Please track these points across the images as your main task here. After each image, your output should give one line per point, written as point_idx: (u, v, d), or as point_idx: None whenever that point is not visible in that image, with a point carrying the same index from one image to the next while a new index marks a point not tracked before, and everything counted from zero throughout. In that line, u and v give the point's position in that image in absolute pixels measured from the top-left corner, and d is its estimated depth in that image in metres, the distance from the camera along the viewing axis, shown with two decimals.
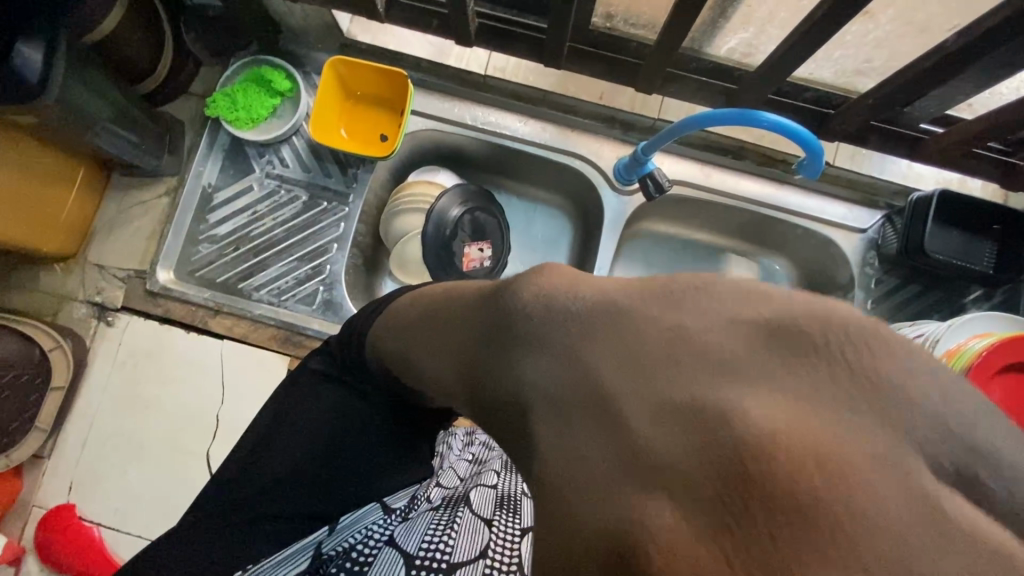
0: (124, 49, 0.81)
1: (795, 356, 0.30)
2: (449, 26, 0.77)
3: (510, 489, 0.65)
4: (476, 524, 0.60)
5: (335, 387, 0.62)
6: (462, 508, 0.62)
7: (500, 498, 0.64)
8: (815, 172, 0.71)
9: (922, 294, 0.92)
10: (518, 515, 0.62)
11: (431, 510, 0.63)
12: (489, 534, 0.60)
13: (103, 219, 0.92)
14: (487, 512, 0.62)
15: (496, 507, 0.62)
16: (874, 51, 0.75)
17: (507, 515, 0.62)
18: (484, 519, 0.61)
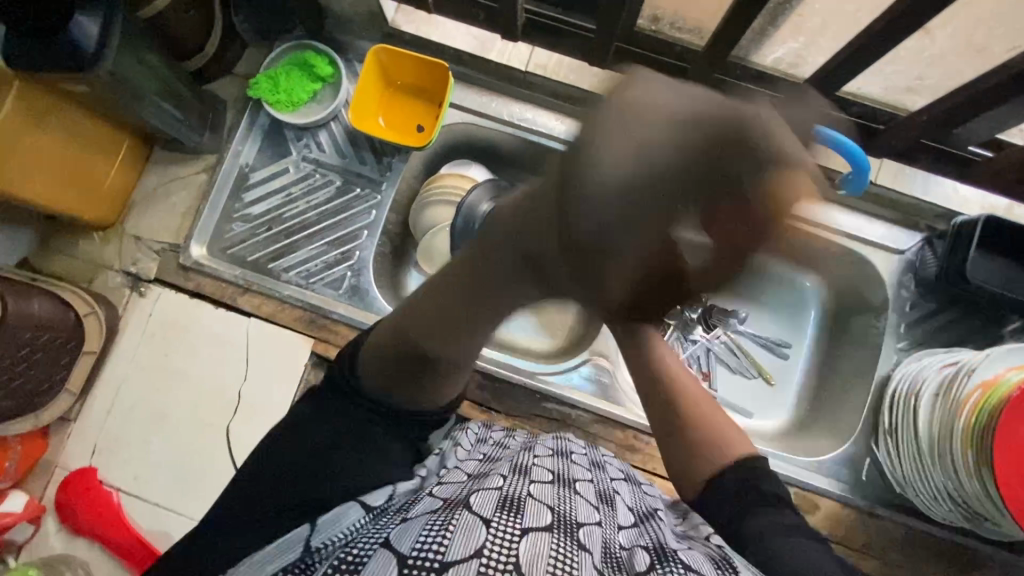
0: (176, 25, 0.82)
1: (720, 128, 0.41)
2: (497, 20, 0.77)
3: (515, 492, 0.51)
4: (473, 520, 0.44)
5: (339, 399, 0.66)
6: (459, 509, 0.47)
7: (502, 500, 0.48)
8: (858, 188, 0.71)
9: (959, 321, 0.89)
10: (522, 516, 0.46)
11: (424, 512, 0.48)
12: (486, 532, 0.43)
13: (142, 191, 0.94)
14: (488, 512, 0.46)
15: (498, 507, 0.47)
16: (927, 68, 0.73)
17: (509, 515, 0.46)
18: (482, 518, 0.44)
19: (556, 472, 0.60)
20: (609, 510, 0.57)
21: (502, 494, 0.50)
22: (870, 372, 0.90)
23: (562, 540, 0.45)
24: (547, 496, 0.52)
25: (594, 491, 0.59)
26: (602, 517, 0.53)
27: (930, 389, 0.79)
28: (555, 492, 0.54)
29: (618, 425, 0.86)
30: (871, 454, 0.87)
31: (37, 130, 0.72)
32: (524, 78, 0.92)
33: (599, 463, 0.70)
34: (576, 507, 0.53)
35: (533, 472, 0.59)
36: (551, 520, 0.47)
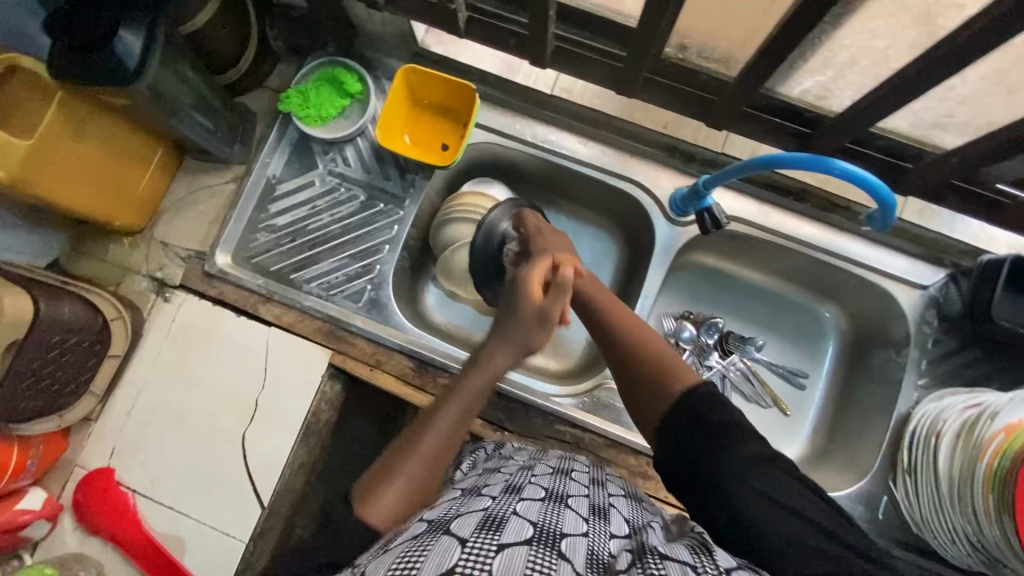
0: (212, 41, 0.85)
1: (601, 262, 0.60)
2: (526, 46, 0.78)
3: (500, 512, 0.54)
4: (450, 542, 0.47)
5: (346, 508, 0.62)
6: (439, 533, 0.49)
7: (484, 521, 0.51)
8: (884, 226, 0.71)
9: (983, 360, 0.87)
10: (502, 533, 0.49)
11: (406, 539, 0.50)
12: (461, 552, 0.45)
13: (172, 199, 0.96)
14: (466, 532, 0.49)
15: (478, 528, 0.49)
16: (957, 106, 0.72)
17: (489, 533, 0.48)
18: (460, 539, 0.47)
19: (549, 488, 0.61)
20: (602, 520, 0.58)
21: (485, 514, 0.52)
22: (890, 408, 0.88)
23: (540, 551, 0.47)
24: (531, 513, 0.54)
25: (586, 505, 0.60)
26: (590, 528, 0.54)
27: (950, 432, 0.78)
28: (542, 508, 0.56)
29: (631, 450, 0.85)
30: (889, 493, 0.85)
31: (76, 140, 0.75)
32: (549, 100, 0.93)
33: (599, 481, 0.69)
34: (563, 518, 0.54)
35: (524, 489, 0.60)
36: (532, 533, 0.50)
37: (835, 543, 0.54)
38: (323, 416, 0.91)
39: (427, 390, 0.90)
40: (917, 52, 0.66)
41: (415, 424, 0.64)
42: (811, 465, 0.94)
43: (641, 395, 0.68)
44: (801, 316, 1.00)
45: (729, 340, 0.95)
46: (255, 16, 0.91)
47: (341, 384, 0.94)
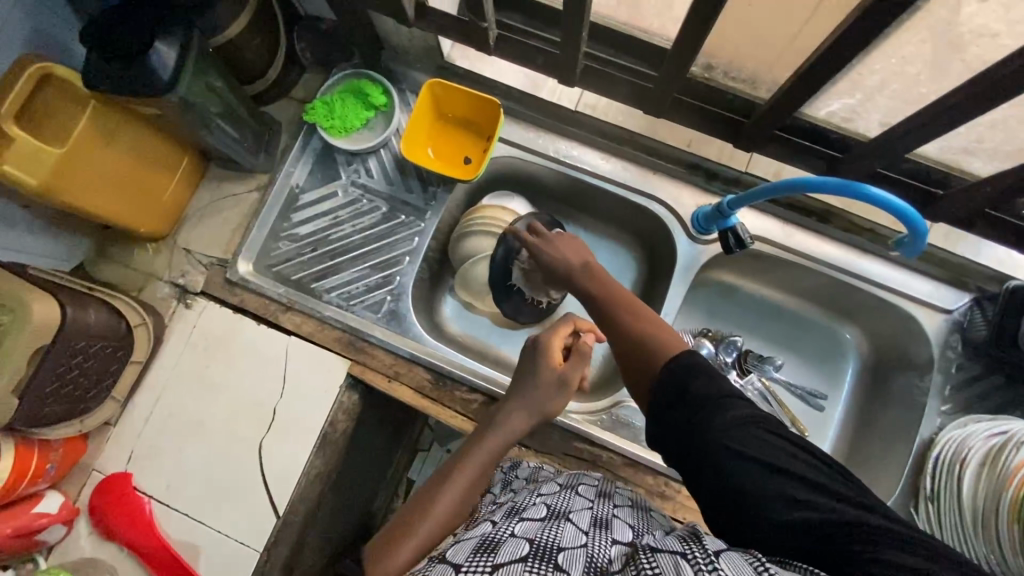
0: (242, 52, 0.86)
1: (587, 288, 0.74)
2: (553, 64, 0.79)
3: (499, 535, 0.56)
4: (446, 569, 0.51)
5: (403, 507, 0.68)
6: (437, 562, 0.53)
7: (479, 544, 0.54)
8: (913, 251, 0.70)
9: (1007, 387, 0.86)
10: (497, 554, 0.51)
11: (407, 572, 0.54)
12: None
13: (195, 206, 0.97)
14: (462, 558, 0.52)
15: (472, 552, 0.53)
16: (988, 132, 0.72)
17: (483, 555, 0.51)
18: (455, 565, 0.51)
19: (551, 508, 0.62)
20: (604, 531, 0.57)
21: (483, 539, 0.56)
22: (912, 433, 0.87)
23: (535, 565, 0.49)
24: (529, 531, 0.56)
25: (588, 518, 0.60)
26: (590, 539, 0.55)
27: (975, 461, 0.77)
28: (543, 526, 0.57)
29: (648, 470, 0.85)
30: (912, 520, 0.83)
31: (106, 148, 0.76)
32: (573, 116, 0.93)
33: (606, 494, 0.70)
34: (561, 533, 0.55)
35: (528, 510, 0.62)
36: (527, 549, 0.51)
37: (840, 501, 0.49)
38: (340, 425, 0.90)
39: (445, 404, 0.89)
40: (949, 78, 0.66)
41: (426, 491, 0.66)
42: None
43: (629, 367, 0.65)
44: (821, 336, 0.99)
45: (747, 359, 0.95)
46: (284, 28, 0.92)
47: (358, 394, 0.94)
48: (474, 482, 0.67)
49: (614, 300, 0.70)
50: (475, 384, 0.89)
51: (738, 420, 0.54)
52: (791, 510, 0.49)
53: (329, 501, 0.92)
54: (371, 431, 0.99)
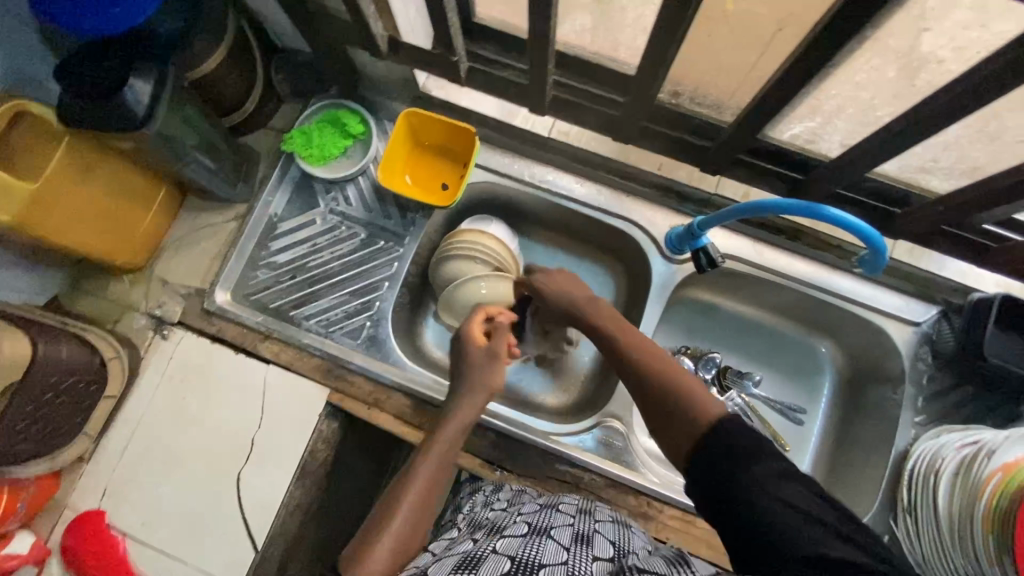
0: (219, 85, 0.87)
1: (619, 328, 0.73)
2: (524, 93, 0.81)
3: (481, 551, 0.57)
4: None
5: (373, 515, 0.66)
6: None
7: (460, 562, 0.55)
8: (874, 269, 0.72)
9: (978, 397, 0.88)
10: (478, 570, 0.52)
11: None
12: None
13: (173, 237, 0.97)
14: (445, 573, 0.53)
15: (454, 569, 0.54)
16: (942, 152, 0.75)
17: (465, 571, 0.53)
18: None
19: (533, 523, 0.63)
20: (586, 547, 0.58)
21: (463, 556, 0.56)
22: (888, 445, 0.88)
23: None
24: (510, 548, 0.56)
25: (570, 534, 0.61)
26: (572, 556, 0.55)
27: (949, 470, 0.78)
28: (525, 542, 0.58)
29: (631, 490, 0.85)
30: (890, 532, 0.84)
31: (81, 182, 0.76)
32: (547, 142, 0.96)
33: (587, 511, 0.70)
34: (543, 549, 0.56)
35: (508, 528, 0.63)
36: (509, 566, 0.53)
37: (847, 543, 0.44)
38: (320, 455, 0.89)
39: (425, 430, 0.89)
40: (900, 102, 0.69)
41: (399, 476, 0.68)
42: None
43: (665, 418, 0.61)
44: (796, 351, 1.01)
45: (726, 375, 0.96)
46: (261, 61, 0.94)
47: (338, 422, 0.93)
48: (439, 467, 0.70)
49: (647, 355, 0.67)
50: None
51: (770, 473, 0.49)
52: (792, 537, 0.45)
53: (308, 532, 0.90)
54: (352, 459, 0.98)
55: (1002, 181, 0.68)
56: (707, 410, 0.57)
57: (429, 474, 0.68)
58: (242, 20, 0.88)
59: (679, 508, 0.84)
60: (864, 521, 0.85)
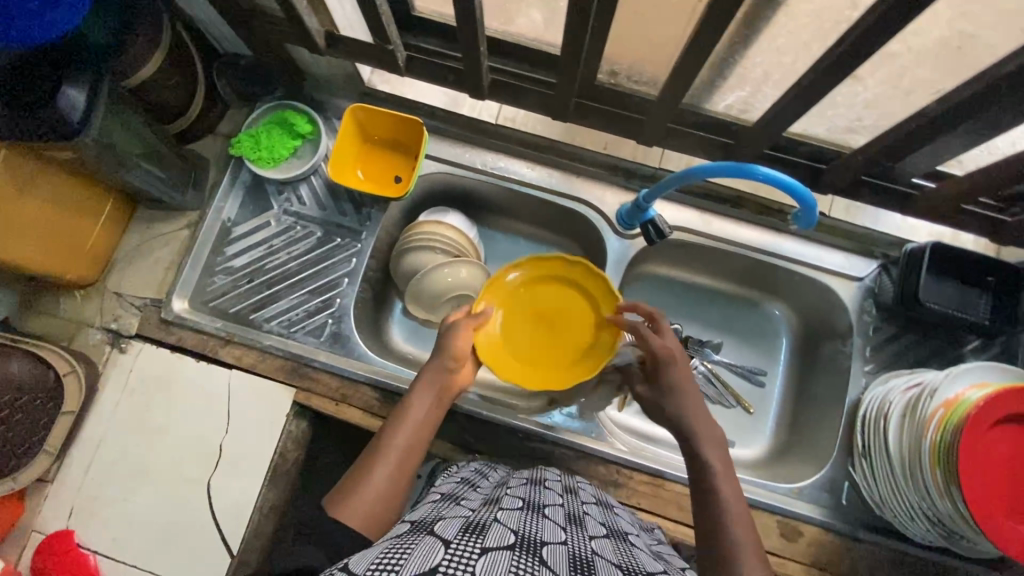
0: (159, 91, 0.86)
1: (708, 432, 0.69)
2: (465, 79, 0.83)
3: (482, 518, 0.53)
4: (434, 541, 0.47)
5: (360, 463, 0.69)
6: (424, 533, 0.49)
7: (466, 525, 0.51)
8: (809, 224, 0.76)
9: (921, 343, 0.93)
10: (484, 538, 0.48)
11: (389, 538, 0.50)
12: (446, 551, 0.45)
13: (125, 249, 0.96)
14: (451, 534, 0.48)
15: (461, 530, 0.49)
16: (864, 111, 0.78)
17: (472, 536, 0.48)
18: (445, 539, 0.47)
19: (526, 499, 0.61)
20: (579, 526, 0.58)
21: (468, 520, 0.52)
22: (841, 396, 0.92)
23: (522, 556, 0.46)
24: (512, 521, 0.53)
25: (562, 514, 0.60)
26: (568, 536, 0.55)
27: (897, 411, 0.81)
28: (521, 517, 0.55)
29: (601, 460, 0.87)
30: (850, 477, 0.88)
31: (23, 197, 0.75)
32: (496, 130, 0.98)
33: (572, 489, 0.70)
34: (541, 527, 0.54)
35: (503, 501, 0.61)
36: (514, 539, 0.49)
37: None
38: (290, 455, 0.89)
39: None
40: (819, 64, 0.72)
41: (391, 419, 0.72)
42: (776, 460, 0.97)
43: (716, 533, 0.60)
44: (752, 316, 1.05)
45: (688, 344, 0.99)
46: (202, 66, 0.93)
47: (307, 422, 0.93)
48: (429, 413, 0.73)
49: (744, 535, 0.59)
50: None
51: None
52: None
53: None
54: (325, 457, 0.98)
55: (915, 131, 0.72)
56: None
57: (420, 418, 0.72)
58: (177, 25, 0.88)
59: (647, 473, 0.86)
60: (826, 470, 0.89)
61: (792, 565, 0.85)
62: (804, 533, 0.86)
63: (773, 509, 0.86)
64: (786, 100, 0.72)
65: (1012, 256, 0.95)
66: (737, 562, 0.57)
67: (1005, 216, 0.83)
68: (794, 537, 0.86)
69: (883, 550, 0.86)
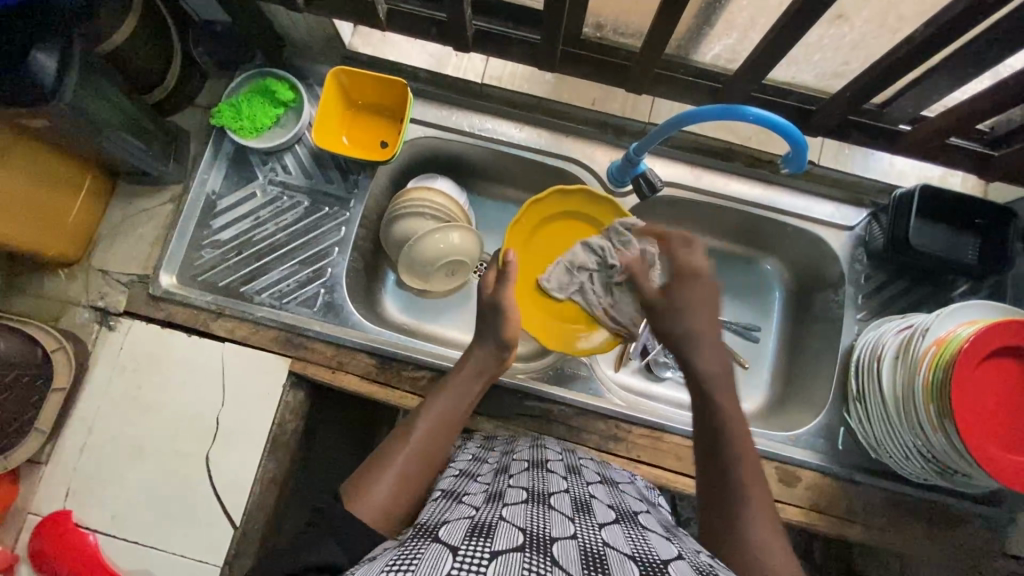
0: (134, 58, 0.83)
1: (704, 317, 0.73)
2: (447, 33, 0.82)
3: (487, 519, 0.49)
4: (440, 549, 0.43)
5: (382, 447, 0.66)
6: (428, 541, 0.45)
7: (473, 528, 0.47)
8: (800, 167, 0.76)
9: (911, 288, 0.93)
10: (492, 540, 0.44)
11: (392, 548, 0.46)
12: (453, 561, 0.41)
13: (108, 226, 0.93)
14: (457, 539, 0.45)
15: (467, 535, 0.45)
16: (851, 53, 0.78)
17: (479, 539, 0.44)
18: (450, 546, 0.43)
19: (530, 490, 0.58)
20: (587, 515, 0.54)
21: (473, 521, 0.49)
22: (835, 344, 0.93)
23: (534, 556, 0.43)
24: (518, 518, 0.50)
25: (569, 502, 0.56)
26: (579, 527, 0.50)
27: (889, 354, 0.82)
28: (527, 511, 0.52)
29: (599, 416, 0.87)
30: (845, 423, 0.89)
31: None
32: (482, 90, 0.96)
33: (576, 470, 0.68)
34: (550, 521, 0.50)
35: (506, 496, 0.56)
36: (523, 538, 0.45)
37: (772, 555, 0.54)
38: (289, 425, 0.89)
39: (393, 385, 0.90)
40: None
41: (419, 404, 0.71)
42: (772, 412, 0.98)
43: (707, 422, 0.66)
44: (744, 271, 1.06)
45: None
46: (177, 34, 0.90)
47: (304, 392, 0.92)
48: (453, 408, 0.72)
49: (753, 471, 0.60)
50: (421, 360, 0.90)
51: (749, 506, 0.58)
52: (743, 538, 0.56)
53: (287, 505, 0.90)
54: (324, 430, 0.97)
55: (901, 67, 0.72)
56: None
57: (442, 412, 0.71)
58: None
59: (646, 426, 0.87)
60: (822, 417, 0.90)
61: (791, 509, 0.86)
62: (802, 479, 0.88)
63: (770, 456, 0.88)
64: (771, 41, 0.71)
65: (999, 197, 0.96)
66: (733, 455, 0.62)
67: (995, 153, 0.83)
68: (792, 482, 0.87)
69: (878, 491, 0.87)
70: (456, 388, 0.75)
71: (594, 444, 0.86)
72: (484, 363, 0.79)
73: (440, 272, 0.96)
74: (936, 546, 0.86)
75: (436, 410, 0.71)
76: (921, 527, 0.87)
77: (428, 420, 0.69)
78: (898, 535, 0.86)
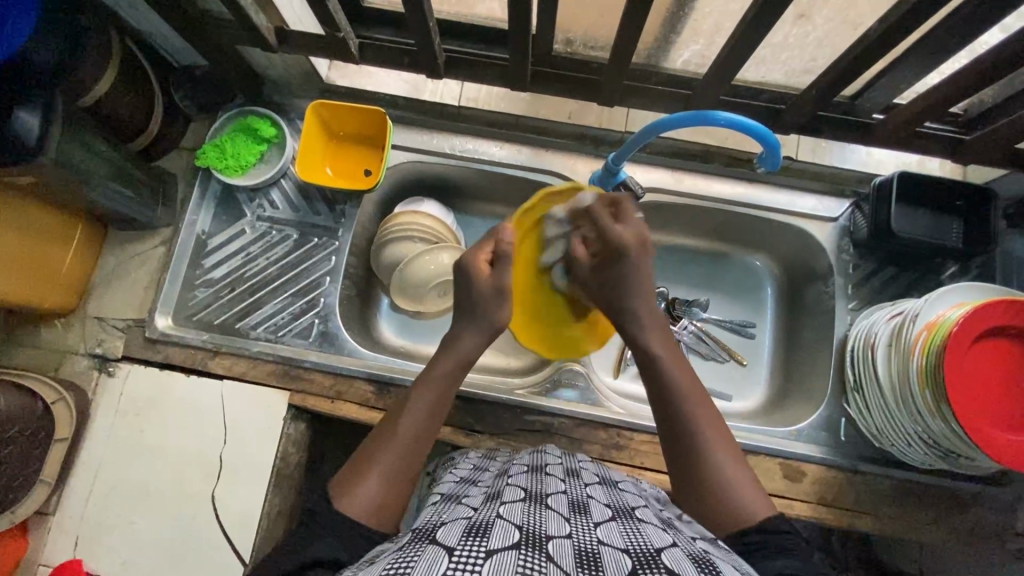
0: (117, 109, 0.85)
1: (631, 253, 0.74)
2: (420, 62, 0.84)
3: (484, 518, 0.49)
4: (436, 551, 0.43)
5: (366, 445, 0.64)
6: (425, 543, 0.45)
7: (470, 528, 0.47)
8: (774, 165, 0.77)
9: (899, 274, 0.94)
10: (488, 539, 0.45)
11: (387, 553, 0.46)
12: (448, 562, 0.41)
13: (101, 273, 0.95)
14: (453, 540, 0.45)
15: (464, 535, 0.45)
16: (817, 50, 0.80)
17: (474, 539, 0.44)
18: (447, 547, 0.43)
19: (528, 490, 0.58)
20: (584, 514, 0.55)
21: (469, 521, 0.49)
22: (829, 334, 0.94)
23: (528, 554, 0.43)
24: (514, 516, 0.50)
25: (566, 502, 0.57)
26: (574, 527, 0.51)
27: (883, 340, 0.82)
28: (524, 510, 0.52)
29: (599, 425, 0.88)
30: (846, 414, 0.89)
31: None
32: (461, 112, 0.98)
33: (574, 473, 0.68)
34: (546, 520, 0.51)
35: (504, 494, 0.57)
36: (518, 537, 0.45)
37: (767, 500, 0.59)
38: (292, 458, 0.89)
39: None
40: None
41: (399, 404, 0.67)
42: (772, 408, 0.99)
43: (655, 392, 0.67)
44: (734, 269, 1.07)
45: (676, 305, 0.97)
46: (158, 81, 0.92)
47: (306, 423, 0.93)
48: (439, 399, 0.68)
49: (701, 412, 0.64)
50: None
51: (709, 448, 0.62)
52: (725, 499, 0.58)
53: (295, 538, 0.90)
54: None
55: (862, 60, 0.73)
56: (766, 522, 0.56)
57: (428, 406, 0.67)
58: (127, 40, 0.87)
59: (647, 432, 0.87)
60: (822, 411, 0.90)
61: (798, 505, 0.86)
62: (807, 473, 0.88)
63: (774, 453, 0.88)
64: (731, 46, 0.72)
65: (977, 177, 0.98)
66: (683, 406, 0.65)
67: (966, 137, 0.84)
68: (797, 477, 0.87)
69: (885, 480, 0.87)
70: (441, 375, 0.70)
71: (597, 454, 0.87)
72: (473, 348, 0.73)
73: (435, 291, 0.97)
74: (947, 532, 0.86)
75: (421, 403, 0.67)
76: (931, 515, 0.86)
77: (413, 416, 0.66)
78: (908, 522, 0.86)
